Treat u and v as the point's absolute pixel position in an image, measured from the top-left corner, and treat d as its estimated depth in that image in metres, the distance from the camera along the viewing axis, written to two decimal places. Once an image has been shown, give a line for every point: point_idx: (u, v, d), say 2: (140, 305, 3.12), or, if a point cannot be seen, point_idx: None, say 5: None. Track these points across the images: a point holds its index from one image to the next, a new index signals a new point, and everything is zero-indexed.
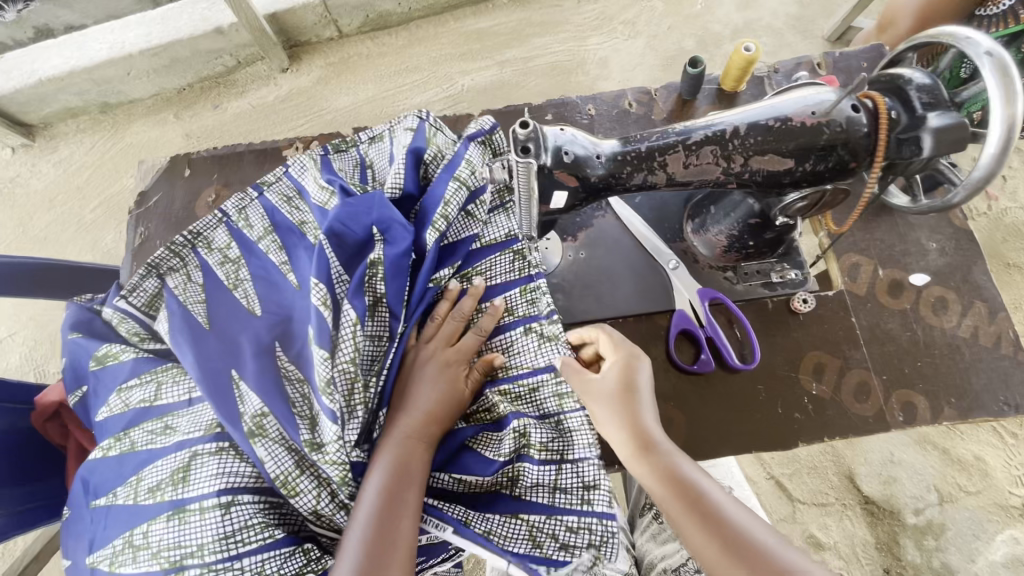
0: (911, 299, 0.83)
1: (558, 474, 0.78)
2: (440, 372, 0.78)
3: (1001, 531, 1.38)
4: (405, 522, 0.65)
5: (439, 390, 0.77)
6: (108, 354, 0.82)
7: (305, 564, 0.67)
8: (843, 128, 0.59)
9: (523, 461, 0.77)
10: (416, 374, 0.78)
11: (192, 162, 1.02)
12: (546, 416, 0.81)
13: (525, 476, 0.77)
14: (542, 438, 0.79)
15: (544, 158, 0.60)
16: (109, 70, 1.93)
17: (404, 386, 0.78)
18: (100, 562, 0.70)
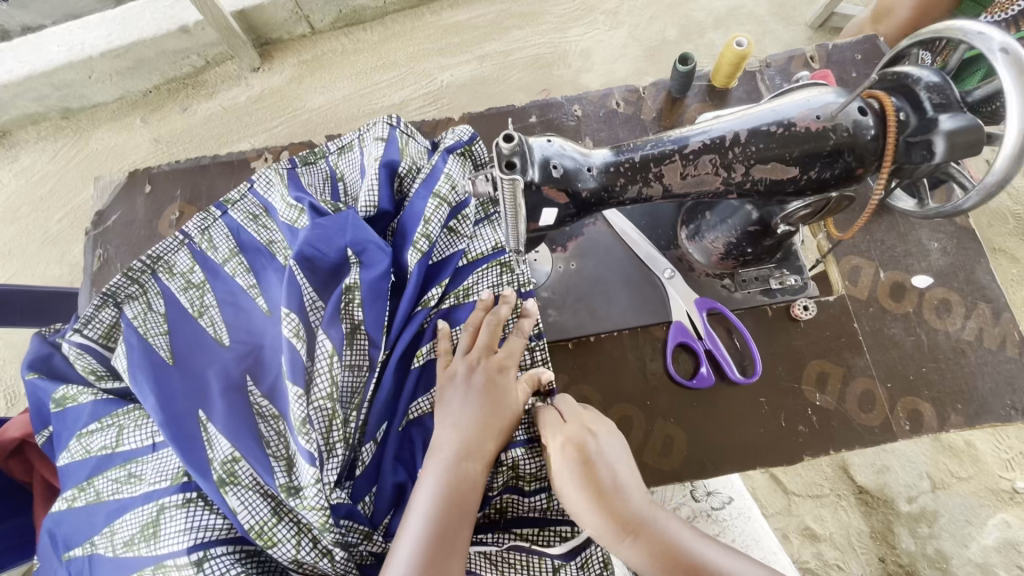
0: (914, 302, 0.80)
1: (550, 499, 0.75)
2: (485, 386, 0.73)
3: (993, 516, 1.38)
4: (455, 552, 0.63)
5: (486, 404, 0.72)
6: (66, 395, 0.76)
7: None
8: (850, 133, 0.55)
9: (512, 493, 0.75)
10: (456, 389, 0.74)
11: (152, 177, 0.95)
12: (536, 440, 0.77)
13: (516, 506, 0.76)
14: (531, 468, 0.75)
15: (531, 173, 0.55)
16: (68, 74, 1.83)
17: (448, 400, 0.73)
18: None
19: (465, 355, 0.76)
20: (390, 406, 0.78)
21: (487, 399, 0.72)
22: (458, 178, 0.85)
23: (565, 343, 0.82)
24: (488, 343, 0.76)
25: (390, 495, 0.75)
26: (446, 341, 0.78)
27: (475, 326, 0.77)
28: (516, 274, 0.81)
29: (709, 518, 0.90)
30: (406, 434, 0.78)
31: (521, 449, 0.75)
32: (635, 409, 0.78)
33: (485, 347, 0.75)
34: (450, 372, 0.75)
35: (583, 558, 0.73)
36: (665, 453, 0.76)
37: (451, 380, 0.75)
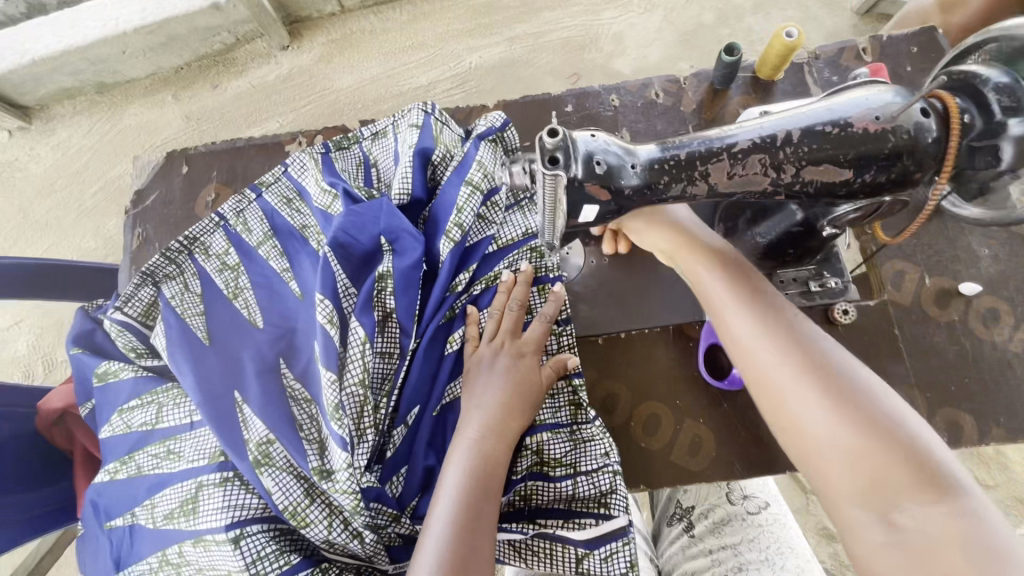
0: (960, 310, 0.77)
1: (574, 488, 0.74)
2: (510, 369, 0.74)
3: (1017, 524, 1.33)
4: (485, 534, 0.63)
5: (512, 387, 0.73)
6: (109, 370, 0.79)
7: None
8: (911, 135, 0.52)
9: (537, 479, 0.75)
10: (483, 373, 0.75)
11: (189, 158, 0.96)
12: (561, 425, 0.77)
13: (540, 493, 0.75)
14: (557, 452, 0.75)
15: (574, 168, 0.54)
16: (104, 49, 1.86)
17: (473, 383, 0.75)
18: None
19: (491, 340, 0.77)
20: (424, 390, 0.79)
21: (512, 381, 0.73)
22: (491, 167, 0.84)
23: (594, 338, 0.82)
24: (513, 329, 0.78)
25: (419, 479, 0.76)
26: (474, 328, 0.80)
27: (498, 313, 0.79)
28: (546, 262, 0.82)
29: (743, 523, 0.87)
30: (440, 419, 0.79)
31: (544, 432, 0.76)
32: (663, 407, 0.78)
33: (510, 333, 0.77)
34: (476, 356, 0.77)
35: (607, 550, 0.72)
36: (693, 452, 0.76)
37: (478, 364, 0.76)
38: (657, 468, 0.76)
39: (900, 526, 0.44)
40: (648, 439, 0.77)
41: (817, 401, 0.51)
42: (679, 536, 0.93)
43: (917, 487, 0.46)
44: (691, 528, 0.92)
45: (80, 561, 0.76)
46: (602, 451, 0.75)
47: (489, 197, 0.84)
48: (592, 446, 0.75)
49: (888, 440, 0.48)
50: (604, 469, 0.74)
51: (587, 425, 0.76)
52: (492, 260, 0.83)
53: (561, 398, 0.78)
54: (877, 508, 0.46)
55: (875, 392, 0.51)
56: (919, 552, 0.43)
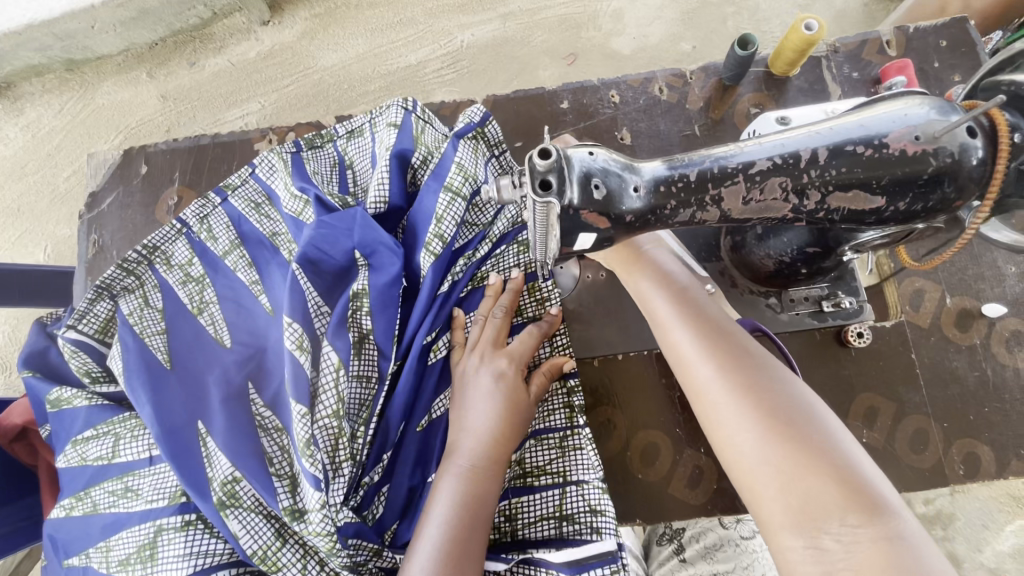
0: (982, 333, 0.72)
1: (562, 501, 0.68)
2: (497, 381, 0.68)
3: (1011, 522, 1.28)
4: (473, 562, 0.59)
5: (501, 401, 0.67)
6: (62, 397, 0.73)
7: None
8: (955, 158, 0.45)
9: (522, 494, 0.69)
10: (467, 388, 0.69)
11: (149, 157, 0.88)
12: (550, 431, 0.71)
13: (525, 510, 0.68)
14: (540, 461, 0.70)
15: (568, 194, 0.47)
16: (71, 24, 1.73)
17: (460, 400, 0.69)
18: None
19: (473, 349, 0.72)
20: (410, 403, 0.72)
21: (501, 394, 0.67)
22: (472, 169, 0.76)
23: (589, 360, 0.76)
24: (496, 338, 0.72)
25: (401, 499, 0.70)
26: (459, 333, 0.75)
27: (483, 318, 0.73)
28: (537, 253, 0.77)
29: (736, 549, 0.86)
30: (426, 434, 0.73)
31: (528, 440, 0.71)
32: (662, 436, 0.73)
33: (493, 341, 0.71)
34: (460, 369, 0.71)
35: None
36: (694, 485, 0.72)
37: (463, 376, 0.70)
38: (654, 503, 0.72)
39: (826, 547, 0.46)
40: (646, 470, 0.73)
41: (750, 424, 0.52)
42: (670, 558, 0.89)
43: (846, 510, 0.46)
44: (682, 551, 0.88)
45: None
46: (592, 462, 0.69)
47: (472, 204, 0.76)
48: (581, 455, 0.70)
49: (816, 463, 0.49)
50: (595, 483, 0.68)
51: (578, 431, 0.70)
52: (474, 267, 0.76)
53: (555, 400, 0.73)
54: (805, 528, 0.47)
55: (808, 408, 0.52)
56: (842, 574, 0.44)
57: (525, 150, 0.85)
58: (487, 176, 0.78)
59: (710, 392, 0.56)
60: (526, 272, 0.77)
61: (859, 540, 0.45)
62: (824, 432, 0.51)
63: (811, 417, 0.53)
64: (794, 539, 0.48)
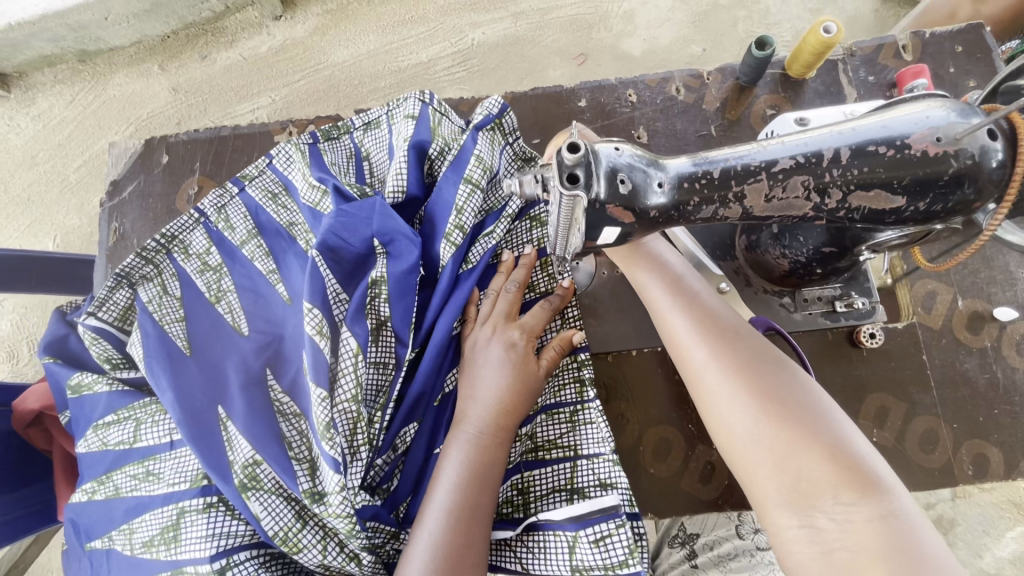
0: (993, 336, 0.73)
1: (573, 474, 0.68)
2: (507, 351, 0.68)
3: (1011, 528, 1.29)
4: (480, 531, 0.60)
5: (512, 372, 0.67)
6: (83, 383, 0.73)
7: None
8: (976, 160, 0.46)
9: (533, 469, 0.70)
10: (478, 359, 0.69)
11: (169, 147, 0.89)
12: (560, 406, 0.72)
13: (537, 484, 0.69)
14: (550, 435, 0.71)
15: (596, 188, 0.48)
16: (86, 15, 1.75)
17: (470, 371, 0.69)
18: None
19: (484, 322, 0.73)
20: (429, 380, 0.72)
21: (511, 365, 0.67)
22: (490, 161, 0.77)
23: (603, 355, 0.77)
24: (508, 312, 0.73)
25: (414, 473, 0.71)
26: (472, 309, 0.75)
27: (495, 294, 0.74)
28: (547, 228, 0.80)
29: (751, 560, 0.79)
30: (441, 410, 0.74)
31: (539, 415, 0.72)
32: (674, 432, 0.74)
33: (504, 314, 0.72)
34: (471, 340, 0.72)
35: (596, 532, 0.64)
36: (705, 480, 0.73)
37: (473, 348, 0.71)
38: (667, 498, 0.73)
39: (820, 526, 0.48)
40: (658, 465, 0.73)
41: (748, 404, 0.54)
42: (681, 563, 0.87)
43: (839, 487, 0.49)
44: (694, 556, 0.85)
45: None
46: (602, 435, 0.69)
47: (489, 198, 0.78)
48: (591, 429, 0.70)
49: (808, 443, 0.51)
50: (604, 456, 0.68)
51: (588, 406, 0.70)
52: (492, 247, 0.77)
53: (565, 374, 0.73)
54: (800, 508, 0.49)
55: (802, 391, 0.55)
56: (839, 553, 0.47)
57: (543, 146, 0.86)
58: (502, 166, 0.80)
59: (706, 374, 0.57)
60: (539, 247, 0.79)
61: (852, 518, 0.48)
62: (814, 411, 0.54)
63: (805, 398, 0.55)
64: (789, 519, 0.50)
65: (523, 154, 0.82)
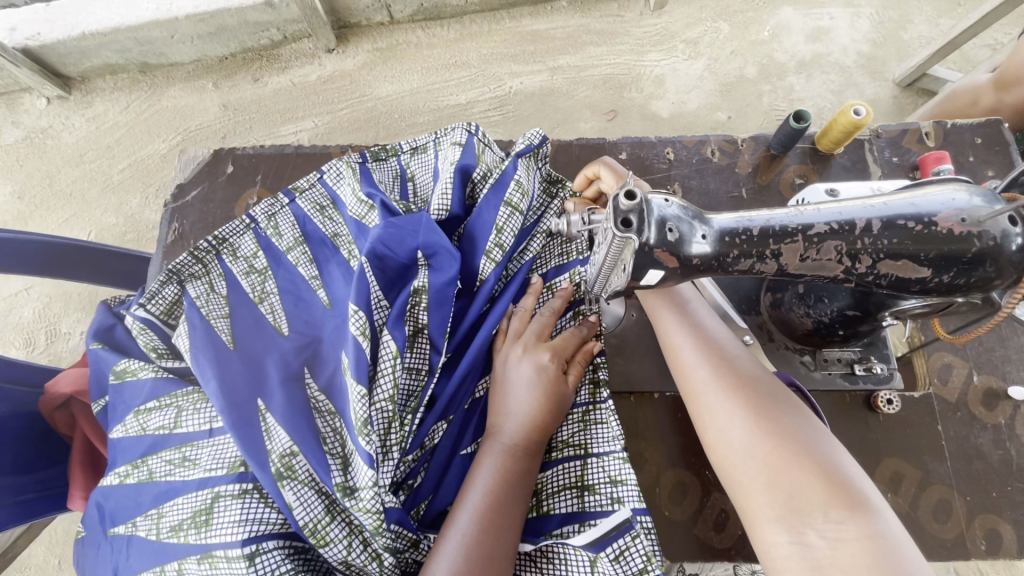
0: (1007, 414, 0.75)
1: (584, 471, 0.70)
2: (536, 371, 0.70)
3: None
4: (495, 536, 0.61)
5: (545, 392, 0.70)
6: (128, 369, 0.77)
7: None
8: (997, 242, 0.51)
9: (546, 469, 0.72)
10: (510, 375, 0.72)
11: (235, 159, 0.96)
12: (574, 406, 0.75)
13: (549, 483, 0.71)
14: (566, 434, 0.74)
15: (646, 234, 0.53)
16: (154, 31, 1.89)
17: (499, 387, 0.72)
18: None
19: (516, 339, 0.75)
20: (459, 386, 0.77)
21: (543, 385, 0.70)
22: (528, 185, 0.82)
23: (626, 395, 0.80)
24: (541, 331, 0.75)
25: (437, 475, 0.75)
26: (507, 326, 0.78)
27: (527, 314, 0.77)
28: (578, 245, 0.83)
29: None
30: (470, 412, 0.79)
31: None
32: (692, 476, 0.76)
33: (537, 335, 0.75)
34: (502, 355, 0.74)
35: (616, 549, 0.65)
36: (719, 529, 0.74)
37: (504, 364, 0.73)
38: (679, 542, 0.74)
39: (810, 542, 0.49)
40: (672, 507, 0.75)
41: (742, 423, 0.58)
42: None
43: (830, 507, 0.50)
44: None
45: (77, 562, 0.77)
46: (612, 434, 0.72)
47: (527, 218, 0.83)
48: (603, 428, 0.73)
49: (799, 463, 0.53)
50: (614, 454, 0.70)
51: (600, 406, 0.74)
52: (528, 263, 0.82)
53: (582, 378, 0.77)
54: (791, 524, 0.51)
55: (794, 413, 0.58)
56: (828, 569, 0.47)
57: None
58: (535, 188, 0.85)
59: (705, 393, 0.62)
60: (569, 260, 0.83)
61: (843, 537, 0.49)
62: (806, 432, 0.56)
63: (798, 419, 0.57)
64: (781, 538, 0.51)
65: (551, 177, 0.89)
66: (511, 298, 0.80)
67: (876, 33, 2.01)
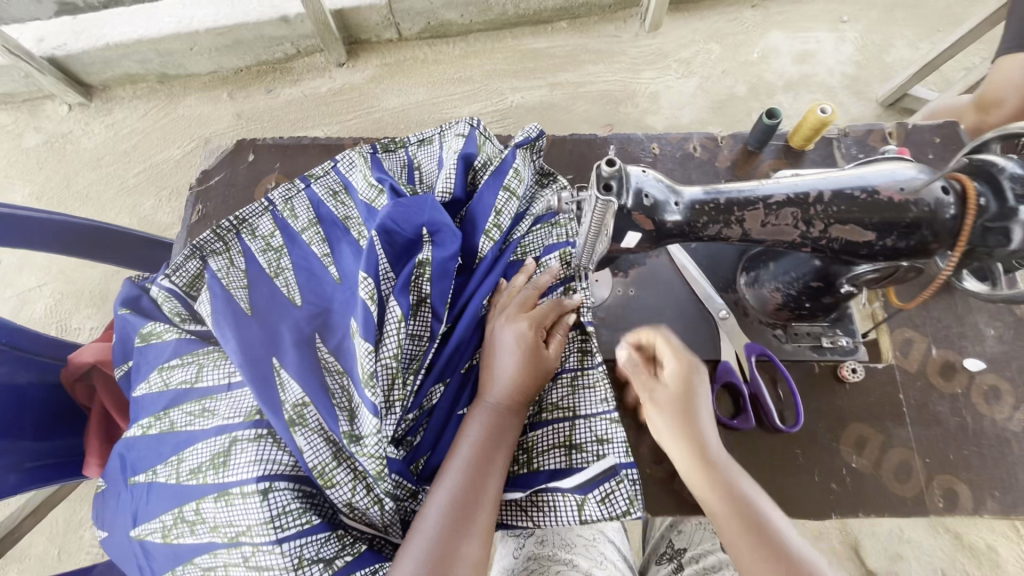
0: (963, 384, 0.81)
1: (572, 431, 0.77)
2: (518, 340, 0.76)
3: None
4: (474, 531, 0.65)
5: (522, 357, 0.75)
6: (152, 331, 0.84)
7: (340, 549, 0.69)
8: (931, 209, 0.58)
9: (535, 429, 0.79)
10: (495, 342, 0.78)
11: (256, 148, 1.04)
12: (564, 371, 0.82)
13: (539, 441, 0.77)
14: (557, 397, 0.80)
15: (624, 199, 0.60)
16: (174, 44, 2.01)
17: (488, 355, 0.78)
18: (149, 535, 0.74)
19: (503, 310, 0.81)
20: (458, 350, 0.85)
21: (521, 350, 0.75)
22: (524, 173, 0.91)
23: (612, 363, 0.86)
24: (526, 303, 0.81)
25: (434, 434, 0.81)
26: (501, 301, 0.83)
27: (515, 290, 0.83)
28: (569, 228, 0.90)
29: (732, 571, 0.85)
30: (467, 376, 0.86)
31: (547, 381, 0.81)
32: None
33: (521, 306, 0.81)
34: (490, 326, 0.81)
35: (601, 492, 0.72)
36: None
37: (492, 333, 0.79)
38: (660, 497, 0.80)
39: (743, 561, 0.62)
40: (654, 466, 0.80)
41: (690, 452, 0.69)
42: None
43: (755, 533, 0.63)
44: (680, 569, 0.93)
45: (101, 512, 0.83)
46: (600, 397, 0.78)
47: (522, 203, 0.90)
48: (591, 392, 0.79)
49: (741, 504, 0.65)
50: (602, 415, 0.77)
51: (588, 372, 0.80)
52: (518, 243, 0.89)
53: (571, 345, 0.83)
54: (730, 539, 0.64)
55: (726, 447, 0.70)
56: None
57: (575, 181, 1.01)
58: (530, 177, 0.93)
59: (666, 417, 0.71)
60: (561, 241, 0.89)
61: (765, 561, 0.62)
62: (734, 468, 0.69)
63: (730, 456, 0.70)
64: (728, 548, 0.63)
65: (544, 170, 0.96)
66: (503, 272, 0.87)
67: (859, 56, 2.13)
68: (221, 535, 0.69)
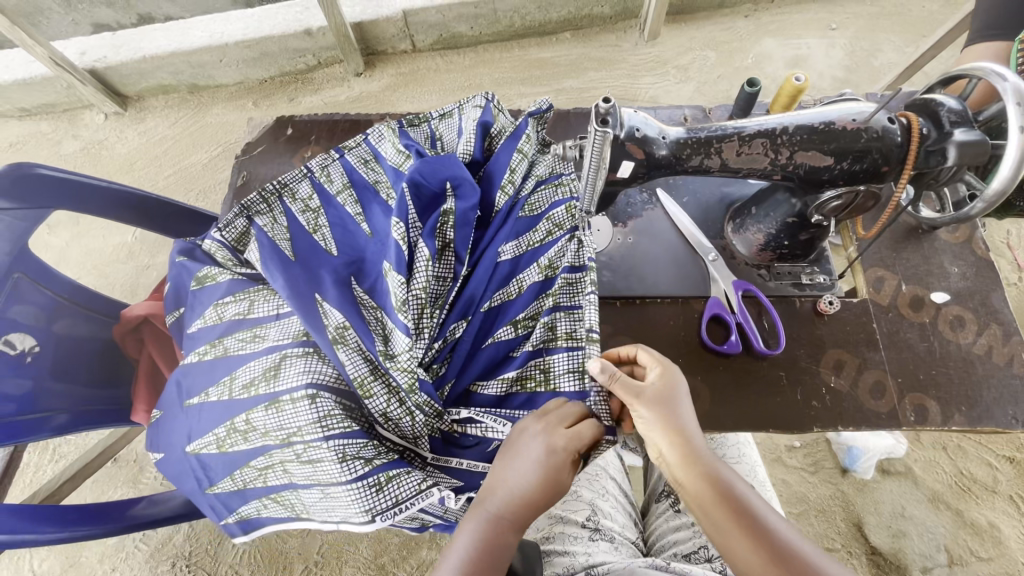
0: (931, 314, 0.90)
1: (583, 358, 0.87)
2: (547, 453, 0.72)
3: None
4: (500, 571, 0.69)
5: (547, 472, 0.71)
6: (207, 275, 0.97)
7: (377, 453, 0.79)
8: (879, 135, 0.69)
9: (551, 354, 0.90)
10: (520, 448, 0.74)
11: (295, 124, 1.17)
12: (574, 307, 0.91)
13: (555, 365, 0.88)
14: (566, 328, 0.90)
15: (619, 132, 0.70)
16: (205, 56, 2.17)
17: (507, 455, 0.75)
18: (203, 448, 0.84)
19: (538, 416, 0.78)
20: (479, 291, 0.93)
21: (547, 463, 0.72)
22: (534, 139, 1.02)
23: (612, 301, 0.95)
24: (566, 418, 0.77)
25: (460, 363, 0.91)
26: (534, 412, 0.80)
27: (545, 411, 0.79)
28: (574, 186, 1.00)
29: None
30: (487, 316, 0.94)
31: (559, 313, 0.91)
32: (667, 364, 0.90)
33: (561, 420, 0.77)
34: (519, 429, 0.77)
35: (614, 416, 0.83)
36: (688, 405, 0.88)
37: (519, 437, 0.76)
38: None
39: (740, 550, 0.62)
40: None
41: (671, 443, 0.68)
42: (666, 510, 1.03)
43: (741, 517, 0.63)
44: (677, 503, 1.02)
45: (154, 436, 0.92)
46: None
47: (533, 165, 1.01)
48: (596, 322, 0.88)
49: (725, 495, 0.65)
50: None
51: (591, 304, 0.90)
52: (525, 199, 0.98)
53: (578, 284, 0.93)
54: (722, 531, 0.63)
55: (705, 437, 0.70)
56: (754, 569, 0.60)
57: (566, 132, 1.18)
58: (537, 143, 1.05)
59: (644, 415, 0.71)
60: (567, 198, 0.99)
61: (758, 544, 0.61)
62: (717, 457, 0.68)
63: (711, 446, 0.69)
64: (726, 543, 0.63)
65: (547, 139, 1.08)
66: (516, 224, 0.97)
67: (848, 60, 2.26)
68: (272, 438, 0.80)
